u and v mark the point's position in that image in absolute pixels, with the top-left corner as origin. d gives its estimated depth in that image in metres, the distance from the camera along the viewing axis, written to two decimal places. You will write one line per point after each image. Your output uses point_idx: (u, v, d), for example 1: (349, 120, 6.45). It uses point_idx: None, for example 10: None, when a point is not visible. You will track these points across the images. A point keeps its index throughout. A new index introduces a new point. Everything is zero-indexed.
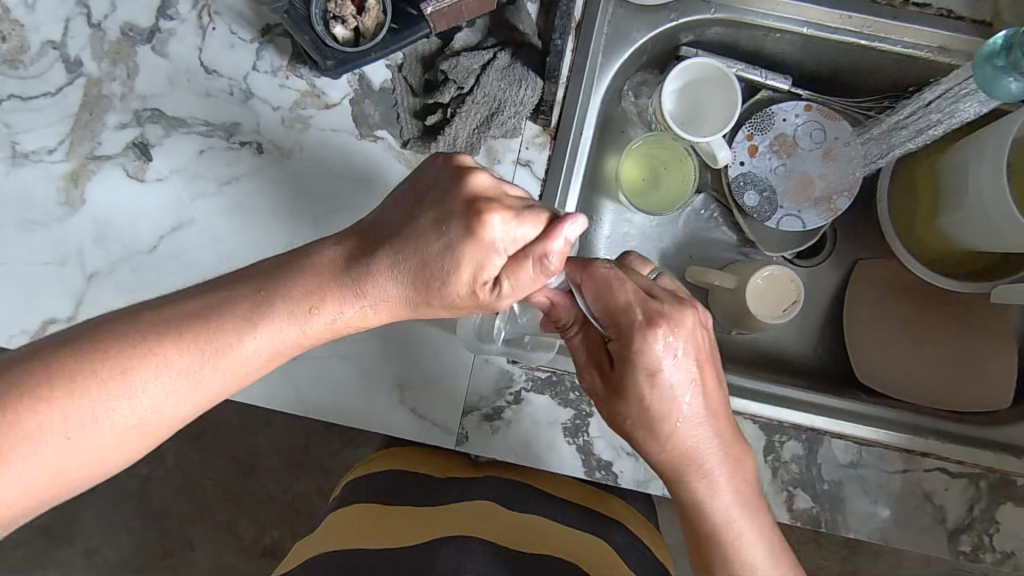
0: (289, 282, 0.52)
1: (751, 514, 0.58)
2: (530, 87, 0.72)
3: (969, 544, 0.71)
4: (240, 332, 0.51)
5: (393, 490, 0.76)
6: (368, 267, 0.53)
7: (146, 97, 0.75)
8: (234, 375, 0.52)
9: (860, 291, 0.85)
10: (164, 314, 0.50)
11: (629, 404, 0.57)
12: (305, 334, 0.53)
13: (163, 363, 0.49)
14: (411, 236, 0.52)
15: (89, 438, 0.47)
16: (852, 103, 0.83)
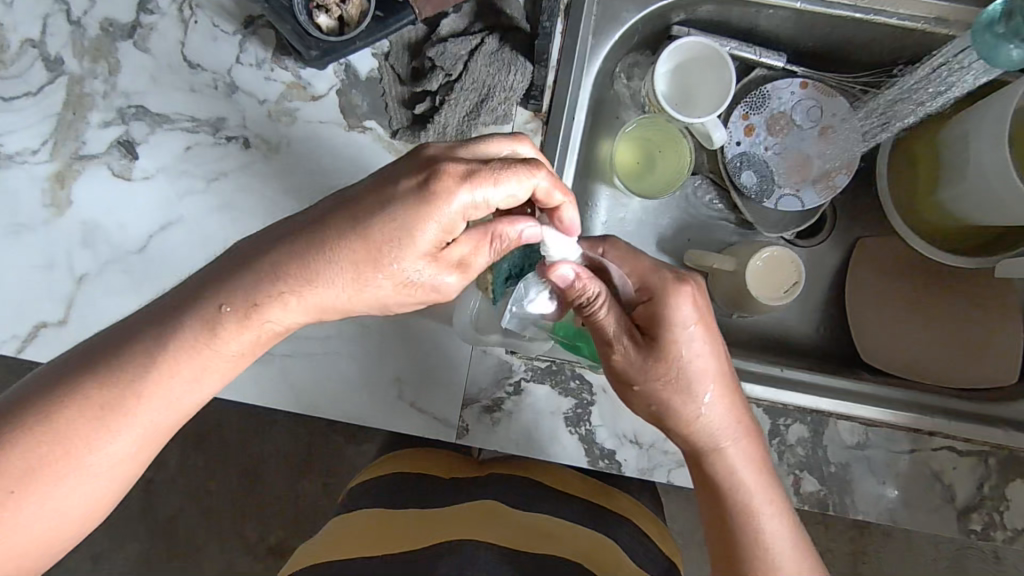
0: (188, 317, 0.50)
1: (760, 482, 0.59)
2: (520, 72, 0.71)
3: (979, 523, 0.70)
4: (149, 379, 0.49)
5: (394, 491, 0.76)
6: (285, 278, 0.51)
7: (130, 94, 0.73)
8: (164, 416, 0.51)
9: (863, 270, 0.83)
10: (61, 388, 0.48)
11: (653, 369, 0.57)
12: (228, 355, 0.51)
13: (81, 431, 0.48)
14: (354, 238, 0.50)
15: (42, 487, 0.47)
16: (848, 79, 0.81)
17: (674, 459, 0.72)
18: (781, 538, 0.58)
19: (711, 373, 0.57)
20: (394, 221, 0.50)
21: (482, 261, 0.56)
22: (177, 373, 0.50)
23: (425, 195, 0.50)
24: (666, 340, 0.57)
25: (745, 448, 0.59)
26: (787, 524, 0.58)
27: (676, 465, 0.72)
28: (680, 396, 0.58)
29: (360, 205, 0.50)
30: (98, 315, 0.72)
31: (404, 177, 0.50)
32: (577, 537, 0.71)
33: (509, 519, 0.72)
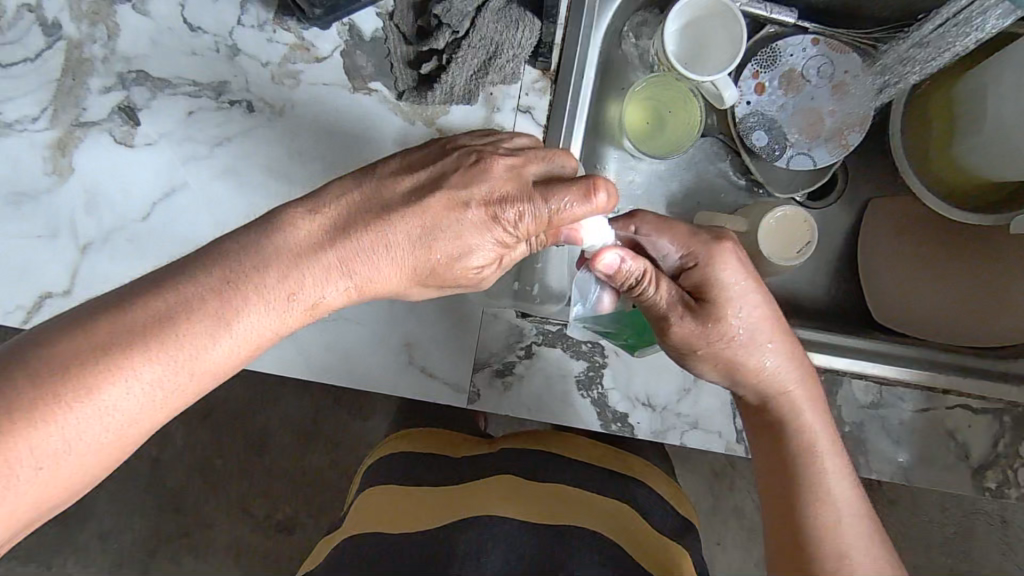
0: (254, 277, 0.47)
1: (822, 425, 0.60)
2: (529, 28, 0.69)
3: (994, 480, 0.70)
4: (205, 338, 0.46)
5: (406, 466, 0.75)
6: (352, 267, 0.51)
7: (130, 58, 0.72)
8: (201, 381, 0.47)
9: (873, 233, 0.84)
10: (111, 332, 0.44)
11: (714, 327, 0.59)
12: (279, 331, 0.49)
13: (119, 403, 0.44)
14: (421, 245, 0.52)
15: (67, 463, 0.43)
16: (860, 35, 0.80)
17: (687, 421, 0.72)
18: (840, 482, 0.57)
19: (768, 324, 0.60)
20: (456, 237, 0.53)
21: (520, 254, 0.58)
22: (230, 336, 0.47)
23: (490, 224, 0.54)
24: (723, 298, 0.59)
25: (804, 398, 0.60)
26: (846, 470, 0.58)
27: (689, 427, 0.72)
28: (739, 352, 0.60)
29: (432, 217, 0.52)
30: (104, 284, 0.71)
31: (472, 206, 0.53)
32: (600, 507, 0.70)
33: (530, 491, 0.71)
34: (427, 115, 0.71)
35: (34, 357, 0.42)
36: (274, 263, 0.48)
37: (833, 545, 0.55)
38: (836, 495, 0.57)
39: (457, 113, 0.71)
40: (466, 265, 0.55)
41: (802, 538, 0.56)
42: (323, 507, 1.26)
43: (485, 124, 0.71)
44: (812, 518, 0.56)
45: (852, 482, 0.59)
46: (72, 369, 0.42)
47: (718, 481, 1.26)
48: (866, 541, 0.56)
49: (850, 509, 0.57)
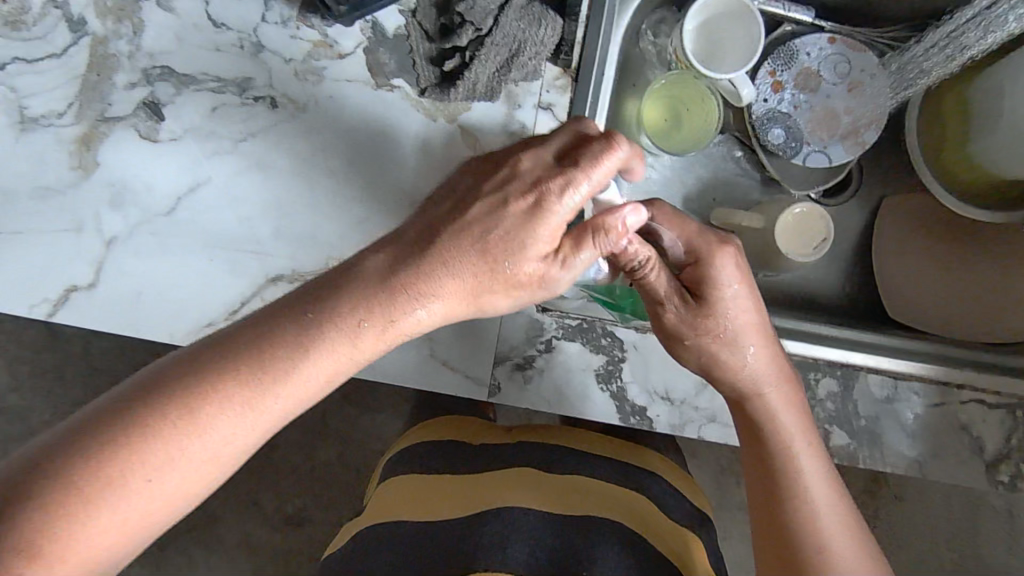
0: (335, 303, 0.50)
1: (801, 426, 0.62)
2: (550, 26, 0.70)
3: (1007, 475, 0.70)
4: (286, 373, 0.48)
5: (428, 456, 0.76)
6: (430, 292, 0.51)
7: (155, 54, 0.73)
8: (282, 411, 0.49)
9: (888, 231, 0.85)
10: (197, 376, 0.47)
11: (703, 322, 0.61)
12: (365, 358, 0.51)
13: (215, 422, 0.47)
14: (477, 251, 0.52)
15: (170, 478, 0.46)
16: (876, 34, 0.81)
17: (705, 414, 0.73)
18: (817, 478, 0.60)
19: (754, 327, 0.62)
20: (508, 233, 0.52)
21: (585, 258, 0.54)
22: (315, 364, 0.49)
23: (538, 211, 0.52)
24: (714, 299, 0.61)
25: (782, 401, 0.62)
26: (822, 467, 0.60)
27: (707, 421, 0.73)
28: (725, 348, 0.62)
29: (501, 246, 0.52)
30: (128, 278, 0.72)
31: (513, 199, 0.52)
32: (617, 498, 0.71)
33: (552, 482, 0.72)
34: (449, 112, 0.72)
35: (130, 403, 0.45)
36: (345, 300, 0.50)
37: (813, 536, 0.57)
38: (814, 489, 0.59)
39: (479, 110, 0.72)
40: (522, 264, 0.53)
41: (782, 530, 0.58)
42: (334, 501, 1.27)
43: (507, 121, 0.72)
44: (792, 510, 0.58)
45: (832, 476, 0.60)
46: (164, 412, 0.46)
47: (725, 476, 1.27)
48: (847, 534, 0.57)
49: (828, 503, 0.58)
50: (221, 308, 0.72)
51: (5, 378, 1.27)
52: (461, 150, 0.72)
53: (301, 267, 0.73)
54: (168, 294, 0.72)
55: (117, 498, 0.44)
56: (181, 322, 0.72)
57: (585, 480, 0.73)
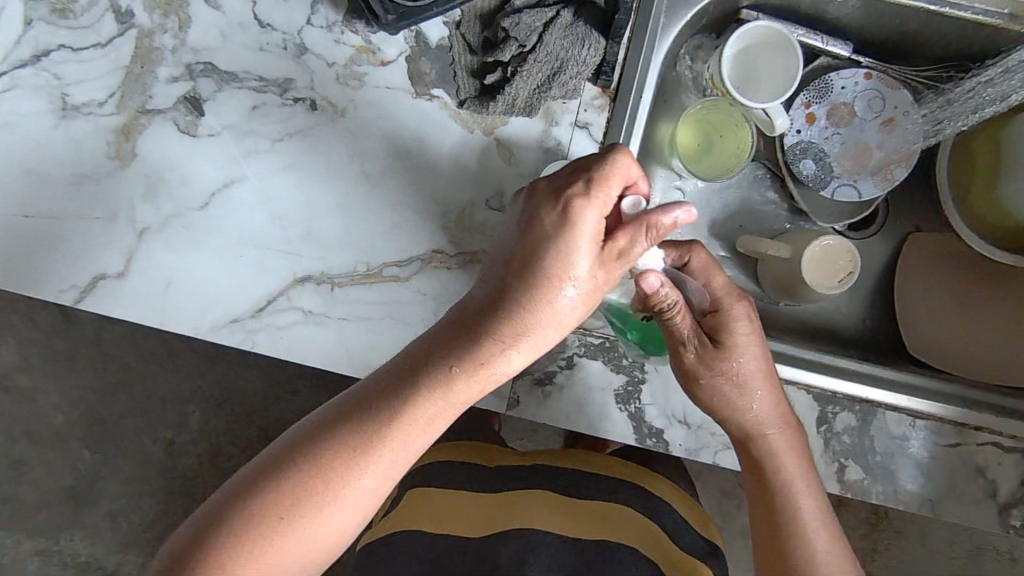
0: (430, 355, 0.55)
1: (801, 470, 0.63)
2: (593, 47, 0.72)
3: (1019, 519, 0.70)
4: (393, 431, 0.54)
5: (446, 474, 0.79)
6: (512, 333, 0.56)
7: (199, 50, 0.73)
8: (394, 464, 0.54)
9: (911, 267, 0.85)
10: (314, 450, 0.53)
11: (717, 365, 0.62)
12: (461, 399, 0.56)
13: (337, 463, 0.53)
14: (536, 279, 0.55)
15: (303, 519, 0.52)
16: (912, 72, 0.82)
17: (721, 441, 0.73)
18: (815, 516, 0.60)
19: (760, 374, 0.63)
20: (556, 251, 0.54)
21: (641, 249, 0.55)
22: (416, 408, 0.54)
23: (564, 220, 0.54)
24: (730, 347, 0.62)
25: (783, 444, 0.63)
26: (821, 508, 0.61)
27: (723, 447, 0.73)
28: (736, 392, 0.63)
29: (567, 268, 0.55)
30: (158, 270, 0.73)
31: (544, 213, 0.55)
32: (631, 520, 0.73)
33: (572, 507, 0.74)
34: (485, 124, 0.73)
35: (259, 482, 0.52)
36: (439, 358, 0.55)
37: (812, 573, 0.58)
38: (812, 527, 0.60)
39: (517, 125, 0.73)
40: (568, 269, 0.55)
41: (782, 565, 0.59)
42: None
43: (543, 136, 0.73)
44: (793, 546, 0.59)
45: (827, 518, 0.61)
46: (288, 486, 0.52)
47: (727, 500, 1.27)
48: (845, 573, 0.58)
49: (824, 540, 0.59)
50: (248, 305, 0.73)
51: (16, 357, 1.28)
52: (496, 164, 0.73)
53: (329, 269, 0.73)
54: (196, 288, 0.73)
55: (261, 540, 0.51)
56: (207, 315, 0.73)
57: (601, 505, 0.75)
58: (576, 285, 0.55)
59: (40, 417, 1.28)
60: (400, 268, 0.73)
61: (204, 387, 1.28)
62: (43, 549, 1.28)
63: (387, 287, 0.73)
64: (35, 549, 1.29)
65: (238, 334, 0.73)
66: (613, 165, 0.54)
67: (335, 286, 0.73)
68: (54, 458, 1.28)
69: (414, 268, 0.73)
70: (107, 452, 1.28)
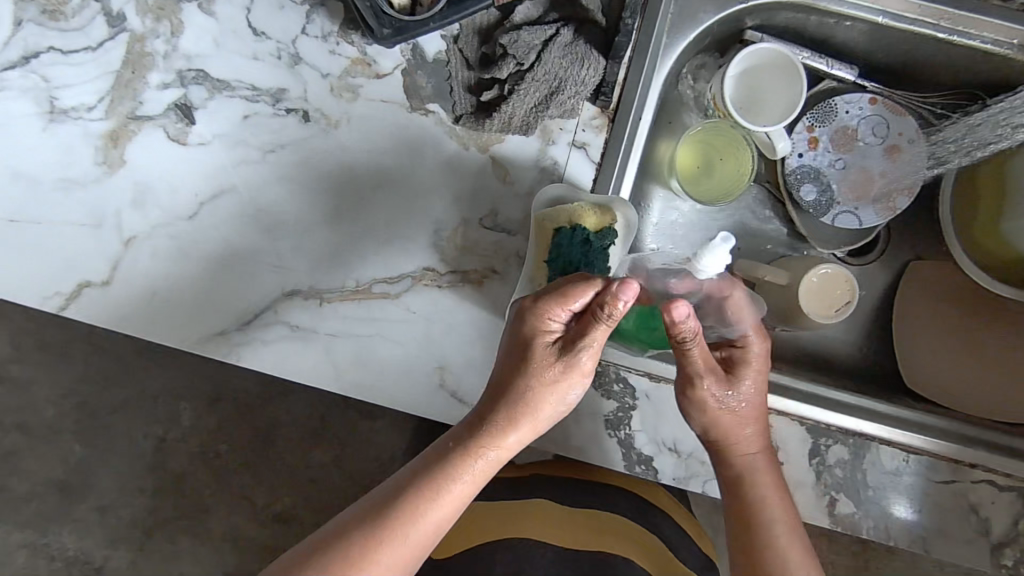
0: (436, 459, 0.58)
1: (784, 505, 0.63)
2: (593, 67, 0.70)
3: (1012, 559, 0.69)
4: (414, 519, 0.56)
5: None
6: (505, 432, 0.59)
7: (191, 57, 0.72)
8: (415, 549, 0.56)
9: (910, 296, 0.84)
10: (338, 548, 0.54)
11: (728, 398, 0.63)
12: (463, 491, 0.58)
13: (352, 564, 0.53)
14: (529, 386, 0.58)
15: None
16: (917, 99, 0.81)
17: (711, 470, 0.71)
18: (786, 535, 0.61)
19: (756, 409, 0.64)
20: (542, 362, 0.59)
21: (596, 335, 0.57)
22: (427, 506, 0.56)
23: (535, 333, 0.59)
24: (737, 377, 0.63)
25: (768, 474, 0.64)
26: (793, 525, 0.62)
27: (712, 477, 0.72)
28: (737, 425, 0.63)
29: (545, 390, 0.59)
30: (144, 279, 0.72)
31: (523, 327, 0.59)
32: (621, 529, 0.73)
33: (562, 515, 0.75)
34: (481, 141, 0.72)
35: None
36: (452, 453, 0.58)
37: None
38: (785, 548, 0.60)
39: (513, 143, 0.71)
40: (551, 372, 0.59)
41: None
42: (323, 505, 1.25)
43: (539, 155, 0.72)
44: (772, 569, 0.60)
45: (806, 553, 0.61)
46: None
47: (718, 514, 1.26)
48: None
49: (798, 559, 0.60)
50: (234, 318, 0.72)
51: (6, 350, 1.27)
52: (491, 183, 0.72)
53: (318, 284, 0.72)
54: (183, 299, 0.72)
55: None
56: (193, 327, 0.72)
57: (590, 512, 0.75)
58: (571, 387, 0.60)
59: (32, 409, 1.27)
60: (391, 285, 0.72)
61: (195, 387, 1.26)
62: (29, 542, 1.26)
63: (378, 305, 0.71)
64: (21, 542, 1.26)
65: (224, 346, 0.71)
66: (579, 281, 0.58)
67: (324, 301, 0.71)
68: (45, 450, 1.26)
69: (404, 285, 0.72)
70: (97, 446, 1.26)
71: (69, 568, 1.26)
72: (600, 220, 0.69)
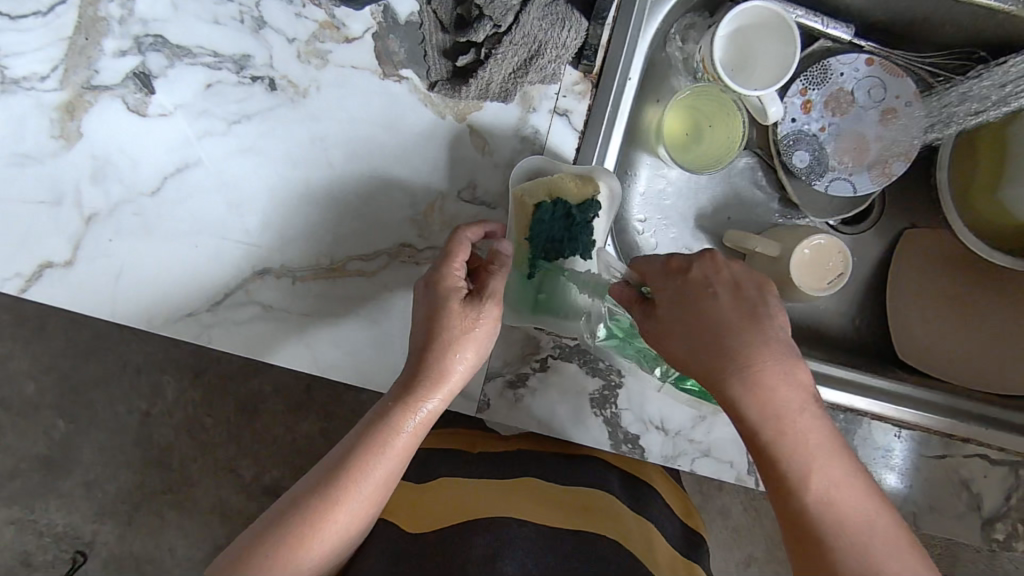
0: (375, 417, 0.57)
1: (784, 413, 0.53)
2: (575, 28, 0.66)
3: (1003, 533, 0.68)
4: (362, 477, 0.55)
5: (424, 466, 0.78)
6: (441, 383, 0.58)
7: (148, 22, 0.68)
8: (369, 504, 0.56)
9: (905, 265, 0.82)
10: (296, 515, 0.54)
11: (673, 327, 0.57)
12: (406, 445, 0.57)
13: (308, 531, 0.53)
14: (451, 336, 0.58)
15: None
16: (917, 59, 0.78)
17: (699, 448, 0.70)
18: (807, 452, 0.52)
19: (712, 322, 0.55)
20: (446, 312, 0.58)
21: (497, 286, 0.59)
22: (371, 464, 0.56)
23: (444, 288, 0.59)
24: (676, 304, 0.57)
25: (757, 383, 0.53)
26: (821, 441, 0.53)
27: (701, 455, 0.70)
28: (696, 347, 0.55)
29: (467, 337, 0.58)
30: (108, 258, 0.68)
31: (429, 284, 0.59)
32: (615, 510, 0.71)
33: (553, 495, 0.72)
34: (458, 109, 0.68)
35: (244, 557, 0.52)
36: (390, 410, 0.57)
37: (841, 541, 0.50)
38: (808, 468, 0.52)
39: (492, 110, 0.68)
40: (464, 323, 0.58)
41: (811, 543, 0.51)
42: None
43: (519, 124, 0.68)
44: (795, 496, 0.52)
45: (831, 465, 0.52)
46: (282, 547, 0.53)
47: (708, 481, 1.25)
48: (860, 499, 0.52)
49: (828, 478, 0.52)
50: (203, 297, 0.69)
51: None
52: (470, 153, 0.69)
53: (289, 262, 0.69)
54: (149, 276, 0.68)
55: None
56: (161, 308, 0.68)
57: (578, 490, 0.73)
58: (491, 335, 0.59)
59: (10, 385, 1.22)
60: (365, 262, 0.69)
61: (177, 361, 1.24)
62: (16, 519, 1.23)
63: (353, 284, 0.69)
64: (9, 518, 1.23)
65: (194, 328, 0.69)
66: (454, 234, 0.61)
67: (297, 280, 0.69)
68: (26, 427, 1.23)
69: (380, 262, 0.69)
70: (81, 421, 1.23)
71: (59, 543, 1.24)
72: (580, 192, 0.67)
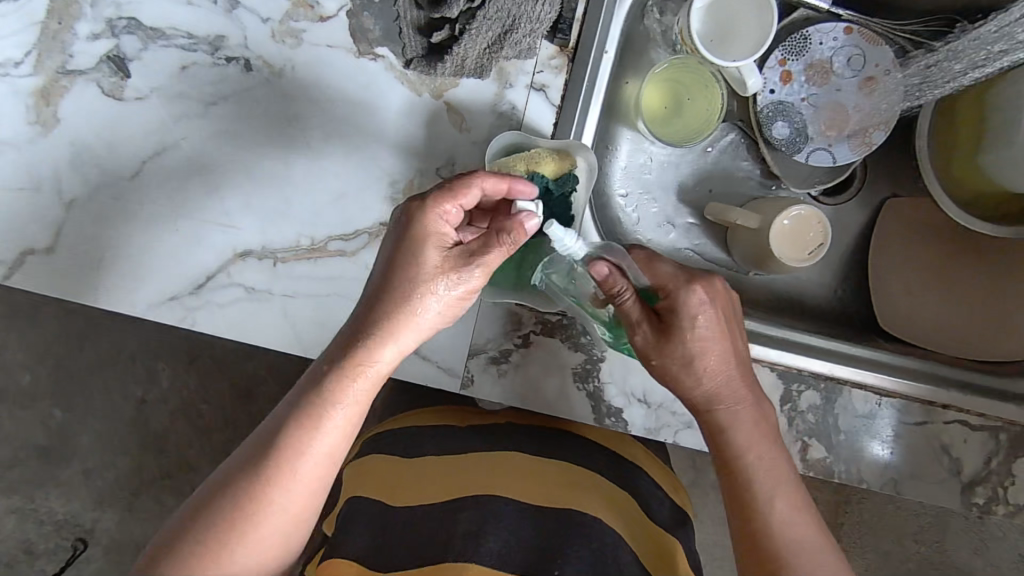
0: (320, 378, 0.55)
1: (761, 443, 0.58)
2: (549, 2, 0.66)
3: (982, 497, 0.69)
4: (305, 447, 0.54)
5: (412, 438, 0.77)
6: (389, 341, 0.56)
7: (121, 4, 0.67)
8: (315, 477, 0.55)
9: (888, 236, 0.82)
10: (241, 485, 0.53)
11: (670, 348, 0.58)
12: (351, 410, 0.56)
13: (252, 502, 0.53)
14: (403, 290, 0.55)
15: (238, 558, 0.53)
16: (896, 26, 0.79)
17: (682, 419, 0.71)
18: (772, 477, 0.57)
19: (715, 354, 0.58)
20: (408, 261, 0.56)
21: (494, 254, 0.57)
22: (315, 433, 0.54)
23: (411, 239, 0.56)
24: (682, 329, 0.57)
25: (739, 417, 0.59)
26: (782, 466, 0.58)
27: (683, 426, 0.71)
28: (688, 374, 0.58)
29: (414, 291, 0.55)
30: (89, 243, 0.68)
31: (399, 232, 0.57)
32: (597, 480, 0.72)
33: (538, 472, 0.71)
34: (433, 86, 0.68)
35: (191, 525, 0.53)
36: (332, 373, 0.55)
37: (795, 556, 0.54)
38: (772, 492, 0.57)
39: (467, 86, 0.68)
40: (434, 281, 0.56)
41: (765, 556, 0.55)
42: None
43: (496, 100, 0.69)
44: (758, 517, 0.56)
45: (791, 489, 0.57)
46: (223, 519, 0.53)
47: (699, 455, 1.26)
48: (811, 519, 0.57)
49: (789, 502, 0.56)
50: (186, 281, 0.69)
51: None
52: (447, 131, 0.69)
53: (270, 243, 0.69)
54: (130, 261, 0.68)
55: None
56: (143, 292, 0.69)
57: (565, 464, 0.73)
58: (445, 289, 0.56)
59: (4, 375, 1.23)
60: (346, 242, 0.69)
61: (168, 347, 1.24)
62: (16, 508, 1.24)
63: (334, 263, 0.69)
64: (8, 508, 1.24)
65: (179, 312, 0.69)
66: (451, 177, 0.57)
67: (278, 261, 0.69)
68: (20, 416, 1.23)
69: (361, 241, 0.69)
70: (76, 410, 1.23)
71: (59, 531, 1.24)
72: (559, 165, 0.68)
